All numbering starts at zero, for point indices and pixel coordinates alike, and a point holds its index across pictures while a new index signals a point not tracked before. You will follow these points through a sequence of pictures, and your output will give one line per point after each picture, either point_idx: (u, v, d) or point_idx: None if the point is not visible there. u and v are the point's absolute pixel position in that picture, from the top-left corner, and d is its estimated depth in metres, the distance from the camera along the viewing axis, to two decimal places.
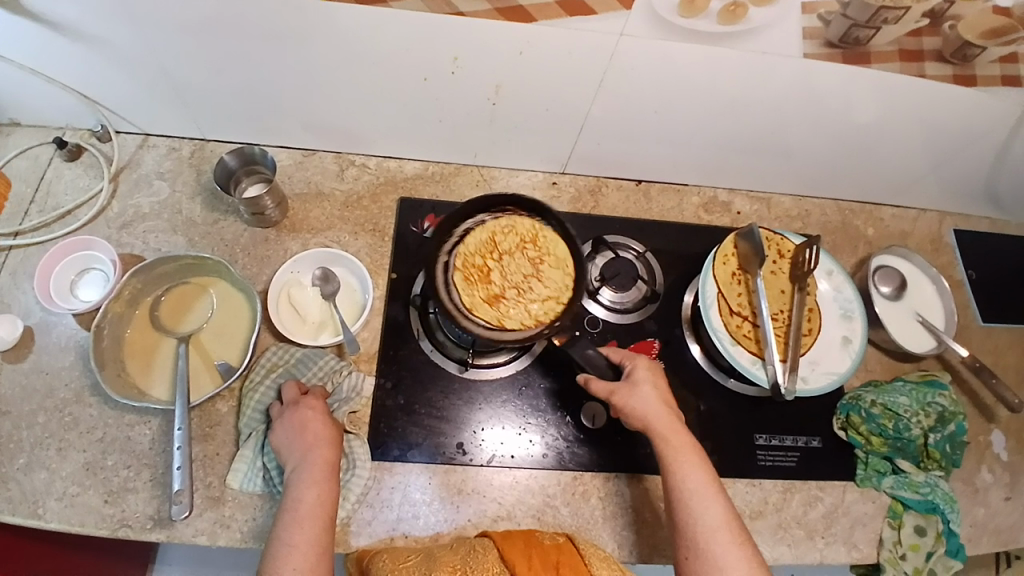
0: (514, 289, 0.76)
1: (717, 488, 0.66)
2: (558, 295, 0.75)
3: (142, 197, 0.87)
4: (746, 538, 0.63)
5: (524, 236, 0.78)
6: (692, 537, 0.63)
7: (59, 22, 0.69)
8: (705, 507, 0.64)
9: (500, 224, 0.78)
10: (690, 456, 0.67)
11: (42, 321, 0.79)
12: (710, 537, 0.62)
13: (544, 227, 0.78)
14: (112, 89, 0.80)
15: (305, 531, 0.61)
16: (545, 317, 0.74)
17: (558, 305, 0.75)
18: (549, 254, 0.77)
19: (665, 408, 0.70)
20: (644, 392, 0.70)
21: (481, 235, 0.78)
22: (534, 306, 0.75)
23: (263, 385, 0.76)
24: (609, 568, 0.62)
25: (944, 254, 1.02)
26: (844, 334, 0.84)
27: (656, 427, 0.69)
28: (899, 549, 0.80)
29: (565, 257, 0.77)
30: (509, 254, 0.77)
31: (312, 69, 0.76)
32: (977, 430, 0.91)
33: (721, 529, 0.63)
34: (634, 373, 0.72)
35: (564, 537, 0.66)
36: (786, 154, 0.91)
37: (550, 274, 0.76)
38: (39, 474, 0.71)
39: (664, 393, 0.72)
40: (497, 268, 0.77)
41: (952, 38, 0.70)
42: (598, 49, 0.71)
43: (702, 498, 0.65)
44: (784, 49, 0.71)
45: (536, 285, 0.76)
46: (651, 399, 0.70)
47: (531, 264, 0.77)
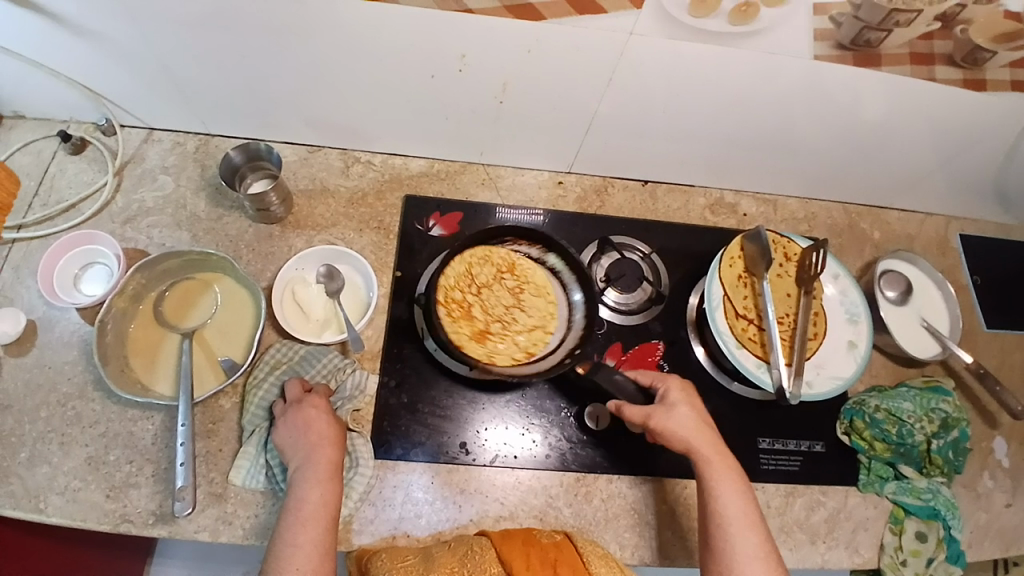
0: (498, 322, 0.80)
1: (754, 515, 0.66)
2: (542, 324, 0.80)
3: (146, 191, 0.86)
4: (781, 567, 0.64)
5: (500, 268, 0.82)
6: (728, 562, 0.63)
7: (64, 15, 0.68)
8: (742, 532, 0.65)
9: (476, 256, 0.82)
10: (730, 482, 0.68)
11: (45, 315, 0.79)
12: (744, 563, 0.63)
13: (518, 257, 0.84)
14: (116, 82, 0.79)
15: (308, 531, 0.61)
16: (535, 347, 0.78)
17: (545, 333, 0.80)
18: (526, 283, 0.82)
19: (704, 431, 0.70)
20: (682, 414, 0.70)
21: (459, 267, 0.80)
22: (520, 338, 0.79)
23: (266, 383, 0.76)
24: (607, 566, 0.62)
25: (949, 258, 1.02)
26: (850, 338, 0.84)
27: (696, 450, 0.69)
28: (899, 554, 0.80)
29: (545, 284, 0.83)
30: (488, 287, 0.81)
31: (318, 64, 0.75)
32: (981, 436, 0.91)
33: (756, 557, 0.63)
34: (672, 394, 0.72)
35: (562, 535, 0.66)
36: (793, 156, 0.91)
37: (531, 303, 0.81)
38: (42, 469, 0.71)
39: (700, 413, 0.72)
40: (478, 302, 0.80)
41: (963, 42, 0.69)
42: (607, 47, 0.71)
43: (740, 525, 0.65)
44: (794, 50, 0.70)
45: (518, 315, 0.81)
46: (688, 422, 0.70)
47: (511, 295, 0.81)
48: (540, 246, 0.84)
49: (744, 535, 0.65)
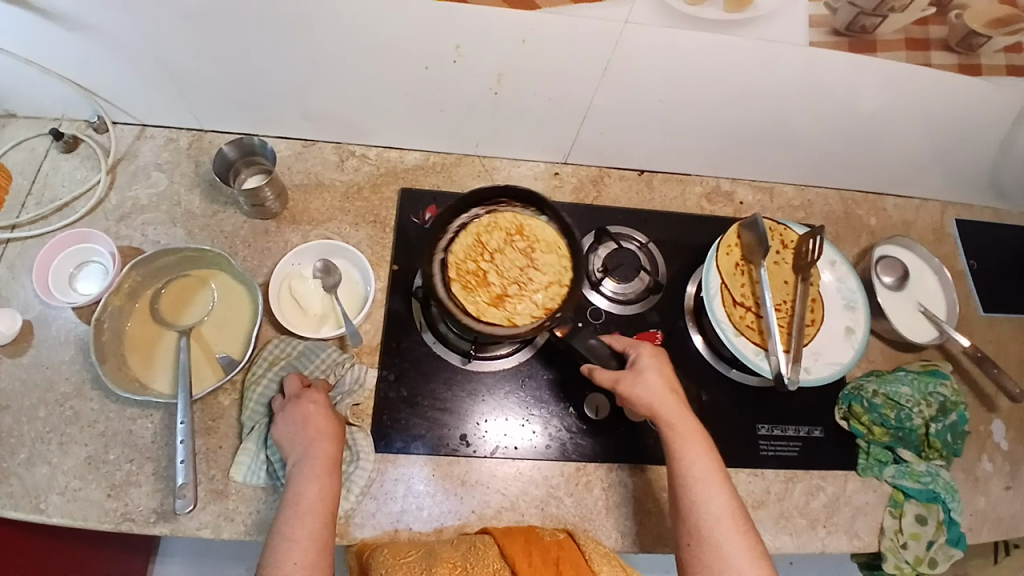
0: (515, 284, 0.76)
1: (721, 477, 0.66)
2: (559, 278, 0.76)
3: (140, 188, 0.86)
4: (749, 525, 0.64)
5: (508, 230, 0.78)
6: (696, 523, 0.64)
7: (54, 12, 0.67)
8: (709, 493, 0.65)
9: (482, 225, 0.78)
10: (697, 444, 0.68)
11: (41, 314, 0.78)
12: (713, 525, 0.63)
13: (525, 218, 0.79)
14: (108, 79, 0.79)
15: (306, 526, 0.61)
16: (554, 302, 0.74)
17: (563, 288, 0.75)
18: (538, 241, 0.78)
19: (672, 396, 0.70)
20: (649, 378, 0.71)
21: (468, 238, 0.77)
22: (538, 296, 0.75)
23: (266, 378, 0.76)
24: (609, 565, 0.62)
25: (946, 244, 1.02)
26: (847, 324, 0.84)
27: (662, 414, 0.69)
28: (899, 538, 0.81)
29: (557, 240, 0.78)
30: (500, 252, 0.77)
31: (312, 58, 0.75)
32: (979, 420, 0.91)
33: (724, 516, 0.64)
34: (640, 360, 0.72)
35: (564, 534, 0.66)
36: (789, 143, 0.91)
37: (544, 260, 0.77)
38: (41, 469, 0.71)
39: (669, 377, 0.72)
40: (493, 268, 0.76)
41: (957, 27, 0.70)
42: (603, 36, 0.70)
43: (706, 486, 0.65)
44: (789, 37, 0.70)
45: (535, 274, 0.76)
46: (657, 386, 0.70)
47: (524, 257, 0.77)
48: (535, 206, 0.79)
49: (711, 495, 0.65)
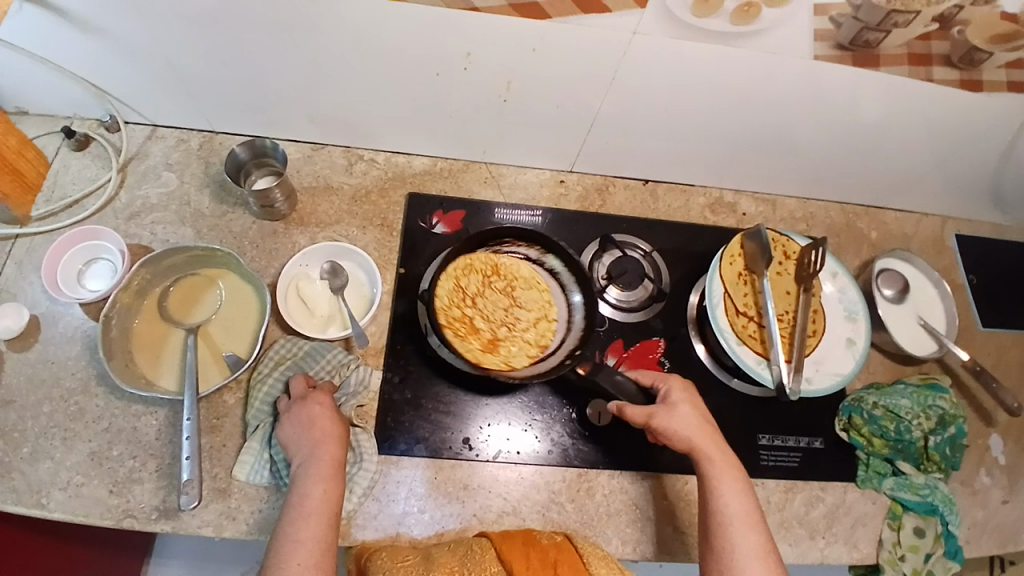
0: (502, 326, 0.81)
1: (755, 517, 0.66)
2: (545, 313, 0.82)
3: (150, 188, 0.86)
4: (781, 569, 0.64)
5: (485, 272, 0.82)
6: (728, 557, 0.63)
7: (70, 11, 0.68)
8: (742, 530, 0.65)
9: (459, 268, 0.81)
10: (732, 481, 0.68)
11: (48, 310, 0.79)
12: (745, 563, 0.63)
13: (499, 258, 0.83)
14: (123, 78, 0.80)
15: (310, 526, 0.61)
16: (545, 339, 0.80)
17: (550, 322, 0.82)
18: (516, 279, 0.83)
19: (709, 433, 0.70)
20: (686, 413, 0.71)
21: (448, 285, 0.80)
22: (528, 334, 0.81)
23: (271, 378, 0.76)
24: (607, 567, 0.62)
25: (945, 258, 1.03)
26: (848, 335, 0.85)
27: (700, 450, 0.69)
28: (897, 550, 0.81)
29: (534, 276, 0.84)
30: (480, 296, 0.81)
31: (325, 62, 0.76)
32: (977, 433, 0.92)
33: (756, 556, 0.63)
34: (678, 396, 0.72)
35: (562, 536, 0.67)
36: (792, 156, 0.92)
37: (525, 297, 0.82)
38: (45, 465, 0.71)
39: (701, 413, 0.72)
40: (478, 314, 0.80)
41: (959, 43, 0.71)
42: (611, 46, 0.72)
43: (740, 525, 0.65)
44: (795, 51, 0.72)
45: (518, 313, 0.82)
46: (693, 421, 0.71)
47: (506, 297, 0.82)
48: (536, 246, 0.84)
49: (744, 532, 0.65)
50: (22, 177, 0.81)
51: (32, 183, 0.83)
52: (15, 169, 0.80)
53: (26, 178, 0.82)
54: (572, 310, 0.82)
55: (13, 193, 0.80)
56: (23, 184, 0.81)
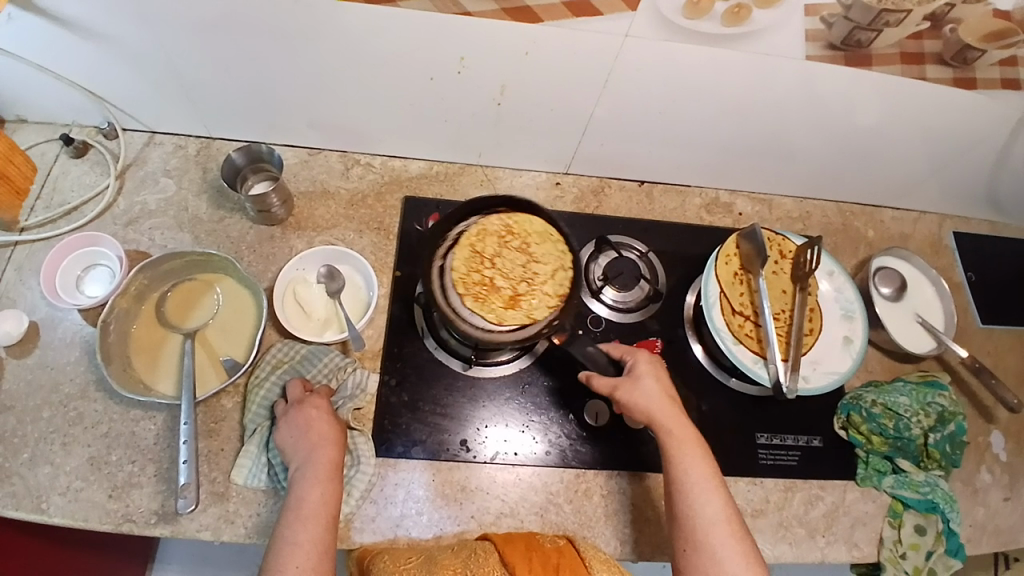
0: (523, 283, 0.73)
1: (716, 483, 0.67)
2: (562, 263, 0.75)
3: (148, 194, 0.87)
4: (744, 533, 0.65)
5: (499, 233, 0.76)
6: (690, 525, 0.64)
7: (68, 20, 0.69)
8: (703, 495, 0.66)
9: (472, 235, 0.75)
10: (690, 448, 0.69)
11: (48, 316, 0.79)
12: (709, 529, 0.64)
13: (511, 215, 0.77)
14: (121, 86, 0.81)
15: (308, 529, 0.61)
16: (566, 288, 0.73)
17: (569, 271, 0.74)
18: (530, 233, 0.76)
19: (668, 402, 0.71)
20: (645, 383, 0.72)
21: (463, 254, 0.74)
22: (549, 287, 0.74)
23: (268, 382, 0.76)
24: (608, 571, 0.62)
25: (943, 256, 1.03)
26: (845, 334, 0.85)
27: (657, 418, 0.70)
28: (899, 548, 0.81)
29: (547, 228, 0.77)
30: (498, 256, 0.74)
31: (319, 68, 0.76)
32: (977, 431, 0.92)
33: (718, 521, 0.64)
34: (637, 367, 0.73)
35: (564, 540, 0.67)
36: (787, 156, 0.92)
37: (542, 251, 0.75)
38: (44, 469, 0.72)
39: (664, 384, 0.73)
40: (496, 272, 0.74)
41: (952, 41, 0.71)
42: (604, 49, 0.72)
43: (699, 490, 0.66)
44: (787, 51, 0.72)
45: (538, 267, 0.75)
46: (654, 390, 0.71)
47: (523, 254, 0.75)
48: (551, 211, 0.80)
49: (706, 497, 0.66)
50: (11, 183, 0.82)
51: (21, 188, 0.84)
52: (5, 175, 0.80)
53: (14, 182, 0.82)
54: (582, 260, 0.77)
55: (1, 197, 0.80)
56: (10, 190, 0.82)
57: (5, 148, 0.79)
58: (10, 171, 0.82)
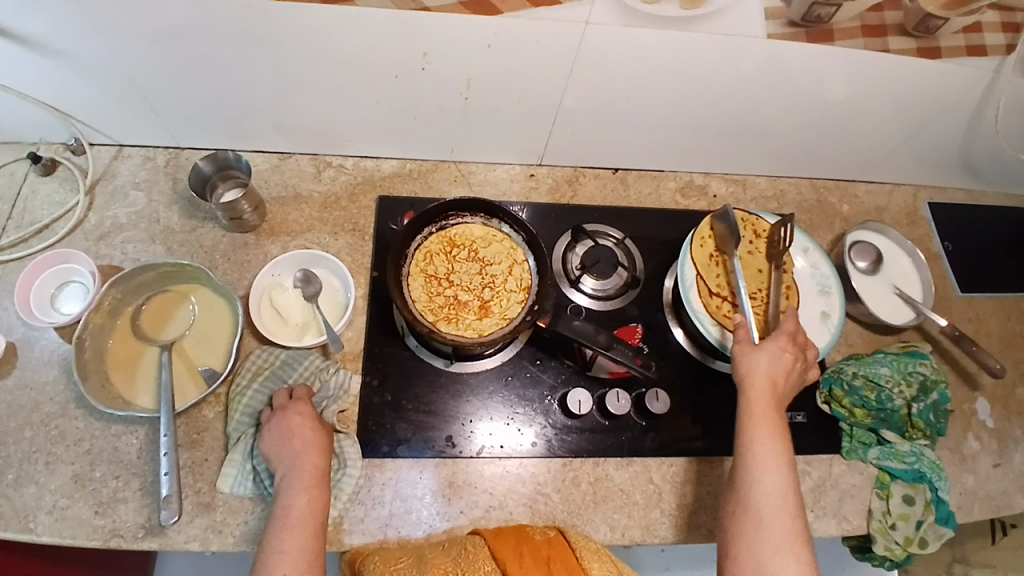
0: (486, 289, 0.81)
1: (788, 463, 0.66)
2: (513, 258, 0.82)
3: (119, 208, 0.86)
4: (801, 517, 0.64)
5: (445, 250, 0.82)
6: (750, 493, 0.65)
7: (24, 38, 0.68)
8: (772, 470, 0.66)
9: (420, 260, 0.81)
10: (773, 424, 0.68)
11: (24, 336, 0.79)
12: (769, 502, 0.64)
13: (448, 232, 0.83)
14: (84, 100, 0.80)
15: (295, 537, 0.61)
16: (525, 280, 0.81)
17: (522, 264, 0.82)
18: (473, 241, 0.83)
19: (775, 384, 0.71)
20: (772, 358, 0.72)
21: (418, 282, 0.79)
22: (510, 284, 0.81)
23: (251, 389, 0.76)
24: (600, 561, 0.63)
25: (920, 227, 1.04)
26: (823, 309, 0.85)
27: (757, 391, 0.70)
28: (887, 519, 0.81)
29: (487, 232, 0.84)
30: (452, 272, 0.81)
31: (284, 71, 0.76)
32: (962, 399, 0.93)
33: (780, 499, 0.64)
34: (779, 344, 0.73)
35: (555, 531, 0.67)
36: (759, 135, 0.92)
37: (490, 254, 0.82)
38: (28, 489, 0.71)
39: (786, 360, 0.72)
40: (458, 288, 0.80)
41: (913, 11, 0.72)
42: (566, 37, 0.72)
43: (765, 462, 0.66)
44: (749, 30, 0.72)
45: (492, 271, 0.81)
46: (769, 366, 0.71)
47: (475, 262, 0.82)
48: (481, 213, 0.84)
49: (775, 472, 0.65)
50: None
51: None
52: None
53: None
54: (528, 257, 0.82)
55: None
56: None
57: None
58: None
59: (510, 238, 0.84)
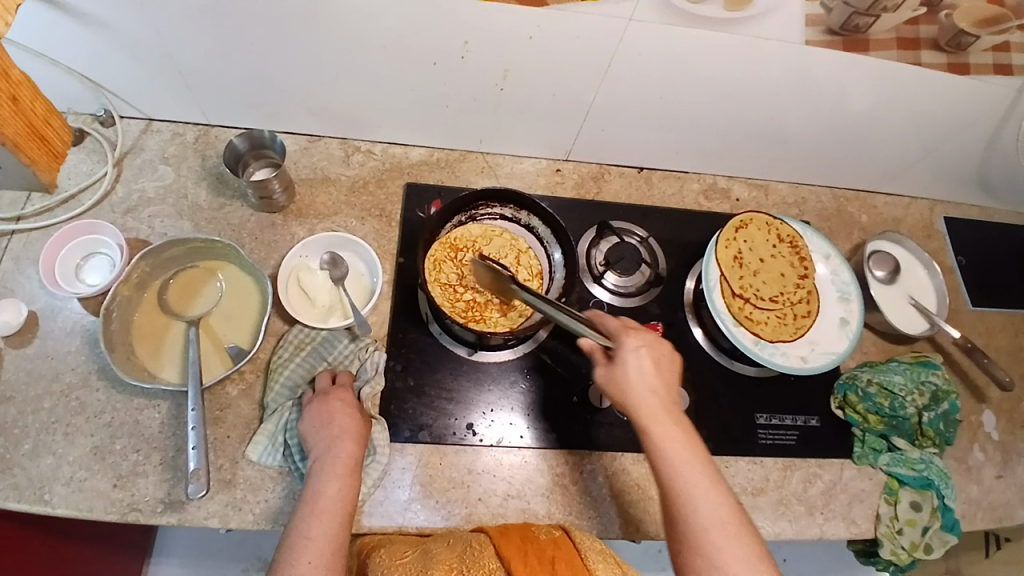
0: None
1: (696, 456, 0.61)
2: (517, 248, 0.84)
3: (147, 181, 0.86)
4: (748, 527, 0.58)
5: (451, 256, 0.83)
6: (690, 530, 0.58)
7: (65, 4, 0.68)
8: (700, 491, 0.59)
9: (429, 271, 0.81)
10: (676, 430, 0.62)
11: (47, 306, 0.78)
12: (715, 536, 0.57)
13: (446, 236, 0.83)
14: (118, 72, 0.79)
15: (323, 524, 0.60)
16: (535, 267, 0.83)
17: (528, 252, 0.84)
18: (472, 243, 0.84)
19: (659, 390, 0.64)
20: (639, 363, 0.64)
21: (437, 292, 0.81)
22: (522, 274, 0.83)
23: (292, 363, 0.77)
24: (604, 563, 0.60)
25: (935, 240, 1.06)
26: (842, 315, 0.87)
27: (646, 408, 0.63)
28: (895, 524, 0.83)
29: (484, 229, 0.85)
30: (465, 276, 0.82)
31: (323, 52, 0.76)
32: (970, 411, 0.94)
33: (720, 524, 0.58)
34: (628, 348, 0.65)
35: (560, 530, 0.63)
36: (783, 141, 0.93)
37: (493, 250, 0.84)
38: (46, 460, 0.71)
39: (655, 357, 0.65)
40: (475, 290, 0.82)
41: (947, 26, 0.73)
42: (605, 33, 0.72)
43: (677, 465, 0.60)
44: (787, 35, 0.73)
45: (501, 267, 0.83)
46: (644, 372, 0.64)
47: (482, 262, 0.83)
48: (510, 204, 0.85)
49: (707, 497, 0.59)
50: (50, 147, 0.81)
51: (60, 153, 0.84)
52: (43, 138, 0.79)
53: (53, 146, 0.82)
54: (553, 266, 0.84)
55: (43, 162, 0.80)
56: (49, 153, 0.81)
57: (43, 111, 0.78)
58: (47, 134, 0.81)
59: (505, 231, 0.85)
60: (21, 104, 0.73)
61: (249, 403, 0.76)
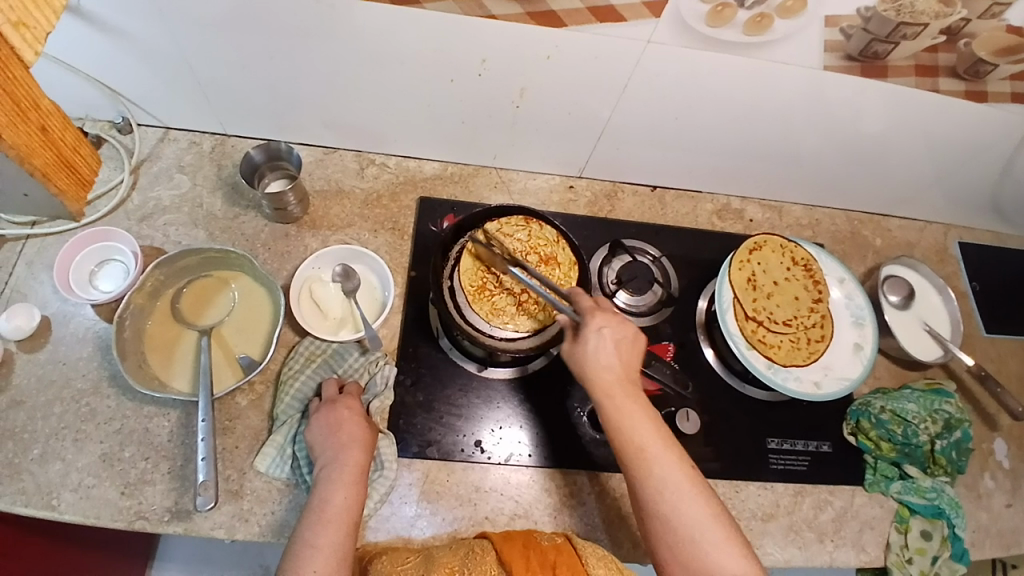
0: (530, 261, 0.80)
1: (652, 425, 0.64)
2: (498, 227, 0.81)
3: (162, 189, 0.87)
4: (701, 484, 0.62)
5: (487, 293, 0.77)
6: (648, 493, 0.61)
7: (86, 15, 0.68)
8: (656, 455, 0.62)
9: (500, 318, 0.76)
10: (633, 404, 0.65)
11: (59, 311, 0.78)
12: (672, 498, 0.60)
13: (464, 288, 0.77)
14: (139, 82, 0.80)
15: (330, 533, 0.59)
16: (518, 222, 0.81)
17: (503, 220, 0.81)
18: (480, 271, 0.78)
19: (616, 364, 0.66)
20: (600, 340, 0.66)
21: (523, 318, 0.77)
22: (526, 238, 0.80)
23: (303, 375, 0.77)
24: (606, 567, 0.59)
25: (949, 264, 1.05)
26: (856, 340, 0.86)
27: (604, 384, 0.65)
28: (905, 553, 0.82)
29: (470, 252, 0.79)
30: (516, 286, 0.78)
31: (340, 66, 0.76)
32: (982, 438, 0.93)
33: (675, 484, 0.61)
34: (590, 327, 0.66)
35: (562, 537, 0.63)
36: (798, 163, 0.93)
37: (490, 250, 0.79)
38: (55, 466, 0.71)
39: (616, 335, 0.67)
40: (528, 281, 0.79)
41: (966, 54, 0.71)
42: (621, 55, 0.72)
43: (637, 437, 0.63)
44: (804, 60, 0.73)
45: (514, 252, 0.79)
46: (602, 348, 0.66)
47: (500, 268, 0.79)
48: None
49: (663, 461, 0.62)
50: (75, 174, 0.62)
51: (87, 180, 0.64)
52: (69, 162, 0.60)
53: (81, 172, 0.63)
54: None
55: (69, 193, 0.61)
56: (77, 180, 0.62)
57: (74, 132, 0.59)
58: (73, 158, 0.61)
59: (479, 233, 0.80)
60: (51, 133, 0.55)
61: (258, 414, 0.76)
